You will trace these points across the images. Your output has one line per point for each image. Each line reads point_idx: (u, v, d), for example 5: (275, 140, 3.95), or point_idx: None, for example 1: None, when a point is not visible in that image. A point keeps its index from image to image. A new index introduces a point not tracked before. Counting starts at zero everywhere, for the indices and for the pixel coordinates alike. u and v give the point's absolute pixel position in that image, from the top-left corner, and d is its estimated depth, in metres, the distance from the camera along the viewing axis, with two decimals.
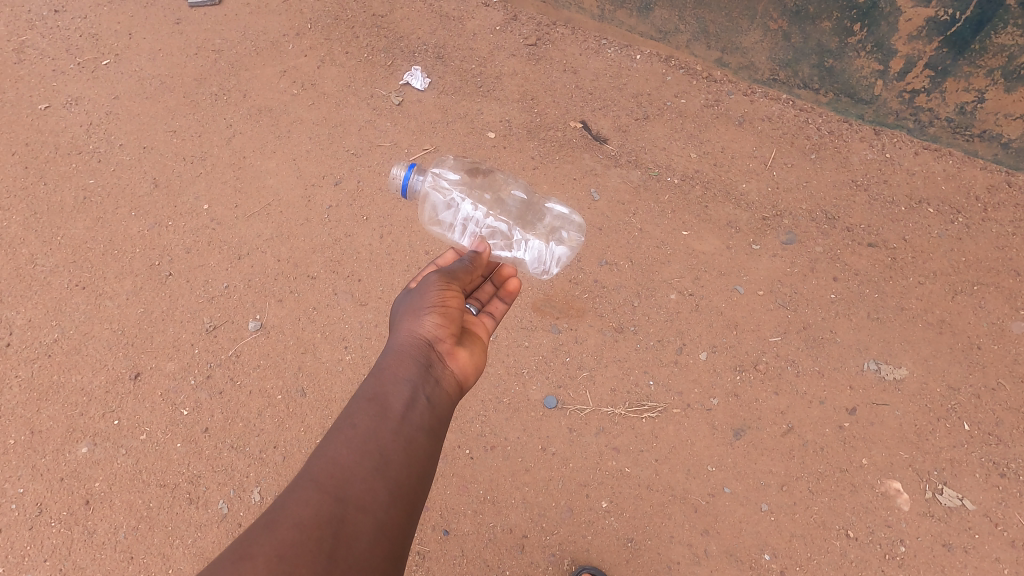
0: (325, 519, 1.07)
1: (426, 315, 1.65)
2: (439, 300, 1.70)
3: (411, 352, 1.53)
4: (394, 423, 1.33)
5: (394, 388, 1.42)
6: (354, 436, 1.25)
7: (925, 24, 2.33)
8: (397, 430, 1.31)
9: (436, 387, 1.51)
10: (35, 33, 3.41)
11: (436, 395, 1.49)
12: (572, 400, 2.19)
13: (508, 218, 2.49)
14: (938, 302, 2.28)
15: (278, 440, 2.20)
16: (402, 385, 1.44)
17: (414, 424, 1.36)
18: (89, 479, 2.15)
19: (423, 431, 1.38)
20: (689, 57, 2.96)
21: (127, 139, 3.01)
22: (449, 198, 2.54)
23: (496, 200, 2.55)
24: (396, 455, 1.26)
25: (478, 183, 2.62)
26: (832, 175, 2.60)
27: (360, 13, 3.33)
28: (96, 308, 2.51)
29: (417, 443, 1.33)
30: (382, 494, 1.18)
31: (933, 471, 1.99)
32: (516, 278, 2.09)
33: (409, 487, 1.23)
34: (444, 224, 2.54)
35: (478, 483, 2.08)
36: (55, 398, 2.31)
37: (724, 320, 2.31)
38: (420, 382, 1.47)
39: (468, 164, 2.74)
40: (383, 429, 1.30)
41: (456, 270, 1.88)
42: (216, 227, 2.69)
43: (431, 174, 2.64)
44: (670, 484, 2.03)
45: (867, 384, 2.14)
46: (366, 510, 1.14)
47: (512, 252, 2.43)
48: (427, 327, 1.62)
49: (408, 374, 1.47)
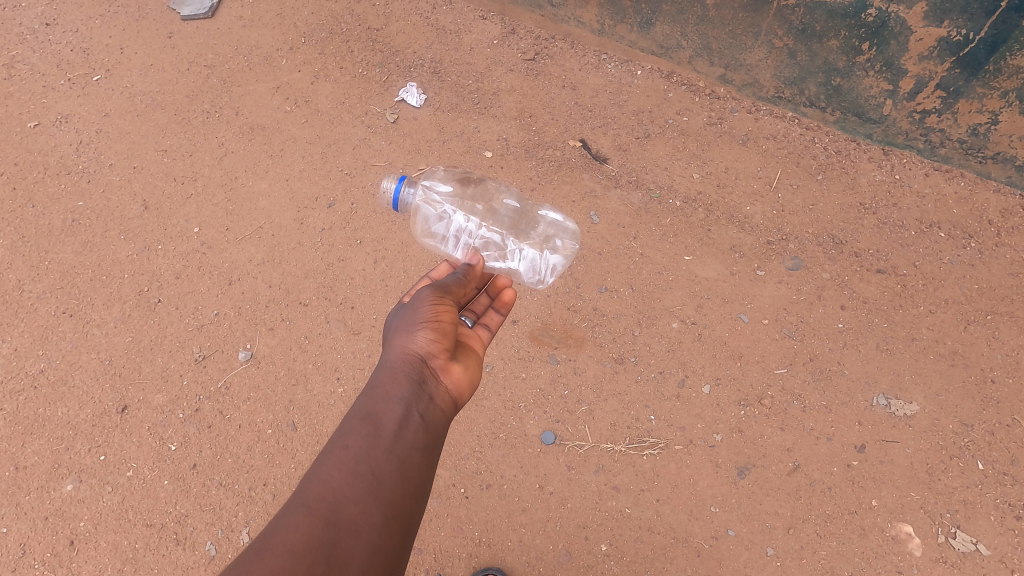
0: (317, 545, 1.02)
1: (418, 330, 1.57)
2: (432, 314, 1.62)
3: (403, 369, 1.45)
4: (387, 443, 1.26)
5: (386, 407, 1.34)
6: (346, 457, 1.19)
7: (936, 44, 2.26)
8: (389, 450, 1.26)
9: (430, 404, 1.44)
10: (26, 47, 3.34)
11: (430, 413, 1.42)
12: (570, 435, 2.12)
13: (501, 228, 2.38)
14: (950, 332, 2.20)
15: (268, 477, 2.14)
16: (395, 403, 1.36)
17: (407, 443, 1.30)
18: (74, 519, 2.09)
19: (417, 450, 1.31)
20: (692, 73, 2.89)
21: (118, 157, 2.91)
22: (440, 210, 2.44)
23: (489, 209, 2.46)
24: (390, 475, 1.21)
25: (470, 193, 2.53)
26: (840, 197, 2.52)
27: (356, 27, 3.25)
28: (83, 337, 2.43)
29: (412, 462, 1.27)
30: (376, 516, 1.13)
31: (946, 513, 1.92)
32: (511, 289, 2.03)
33: (402, 505, 1.19)
34: (437, 236, 2.45)
35: (473, 524, 2.02)
36: (39, 433, 2.24)
37: (727, 351, 2.23)
38: (413, 399, 1.39)
39: (460, 175, 2.67)
40: (376, 449, 1.24)
41: (449, 284, 1.81)
42: (206, 251, 2.61)
43: (421, 186, 2.51)
44: (672, 526, 1.97)
45: (876, 420, 2.07)
46: (359, 534, 1.09)
47: (506, 263, 2.35)
48: (419, 342, 1.54)
49: (400, 392, 1.39)
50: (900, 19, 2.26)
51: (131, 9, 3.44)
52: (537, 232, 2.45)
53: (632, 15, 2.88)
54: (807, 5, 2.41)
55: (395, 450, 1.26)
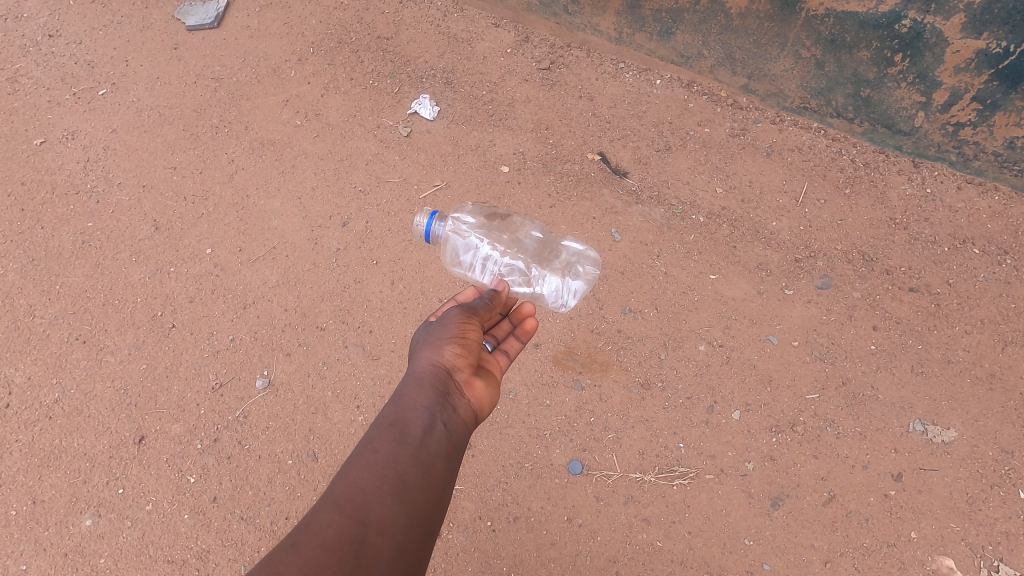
0: (347, 540, 0.99)
1: (445, 344, 1.52)
2: (459, 331, 1.58)
3: (430, 378, 1.40)
4: (413, 449, 1.21)
5: (413, 414, 1.29)
6: (374, 460, 1.15)
7: (974, 57, 2.21)
8: (415, 456, 1.20)
9: (454, 416, 1.37)
10: (29, 61, 3.27)
11: (454, 425, 1.35)
12: (597, 465, 2.07)
13: (525, 255, 2.34)
14: (987, 354, 2.15)
15: (290, 510, 2.10)
16: (420, 411, 1.31)
17: (431, 450, 1.24)
18: (94, 555, 2.06)
19: (441, 459, 1.25)
20: (713, 83, 2.83)
21: (127, 175, 2.82)
22: (465, 239, 2.40)
23: (514, 238, 2.41)
24: (415, 479, 1.16)
25: (496, 224, 2.47)
26: (869, 212, 2.45)
27: (365, 36, 3.17)
28: (98, 364, 2.36)
29: (435, 470, 1.21)
30: (401, 516, 1.09)
31: (988, 545, 1.90)
32: (533, 317, 1.95)
33: (425, 510, 1.14)
34: (465, 265, 2.38)
35: (501, 559, 1.98)
36: (56, 466, 2.19)
37: (758, 375, 2.17)
38: (438, 409, 1.34)
39: (483, 205, 2.57)
40: (402, 454, 1.19)
41: (477, 305, 1.76)
42: (219, 274, 2.53)
43: (450, 220, 2.45)
44: (705, 559, 1.94)
45: (913, 447, 2.04)
46: (386, 533, 1.04)
47: (532, 288, 2.30)
48: (445, 354, 1.49)
49: (425, 401, 1.33)
50: (937, 31, 2.21)
51: (136, 19, 3.37)
52: (561, 258, 2.39)
53: (652, 23, 2.81)
54: (838, 16, 2.36)
55: (420, 457, 1.21)
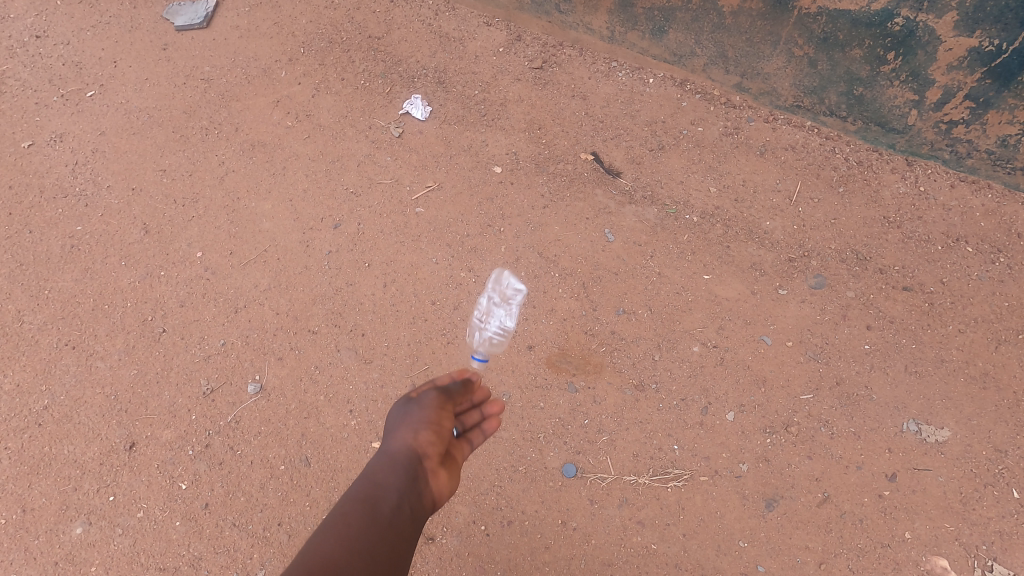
0: None
1: (423, 419, 1.47)
2: (440, 402, 1.54)
3: (404, 456, 1.37)
4: (380, 528, 1.19)
5: (382, 495, 1.26)
6: (342, 534, 1.13)
7: (967, 55, 2.21)
8: (383, 535, 1.18)
9: (424, 496, 1.35)
10: (16, 62, 3.22)
11: (422, 506, 1.33)
12: (592, 468, 2.06)
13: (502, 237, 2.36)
14: (980, 353, 2.15)
15: (283, 516, 2.08)
16: (390, 491, 1.28)
17: (398, 532, 1.22)
18: (85, 563, 2.04)
19: (407, 542, 1.23)
20: (706, 81, 2.82)
21: (116, 178, 2.79)
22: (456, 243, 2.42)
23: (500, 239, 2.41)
24: (383, 557, 1.14)
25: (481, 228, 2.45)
26: (862, 211, 2.45)
27: (356, 35, 3.15)
28: (87, 370, 2.34)
29: (402, 552, 1.20)
30: None
31: (982, 545, 1.90)
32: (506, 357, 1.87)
33: None
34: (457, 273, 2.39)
35: (495, 563, 1.97)
36: (46, 473, 2.17)
37: (752, 376, 2.16)
38: (408, 490, 1.31)
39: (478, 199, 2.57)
40: (371, 533, 1.17)
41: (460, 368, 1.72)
42: (210, 277, 2.50)
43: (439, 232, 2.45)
44: (699, 562, 1.93)
45: (907, 448, 2.03)
46: None
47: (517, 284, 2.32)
48: (423, 429, 1.45)
49: (396, 481, 1.31)
50: (929, 29, 2.20)
51: (124, 19, 3.33)
52: (535, 234, 2.49)
53: (644, 22, 2.79)
54: (830, 13, 2.35)
55: (388, 537, 1.19)
